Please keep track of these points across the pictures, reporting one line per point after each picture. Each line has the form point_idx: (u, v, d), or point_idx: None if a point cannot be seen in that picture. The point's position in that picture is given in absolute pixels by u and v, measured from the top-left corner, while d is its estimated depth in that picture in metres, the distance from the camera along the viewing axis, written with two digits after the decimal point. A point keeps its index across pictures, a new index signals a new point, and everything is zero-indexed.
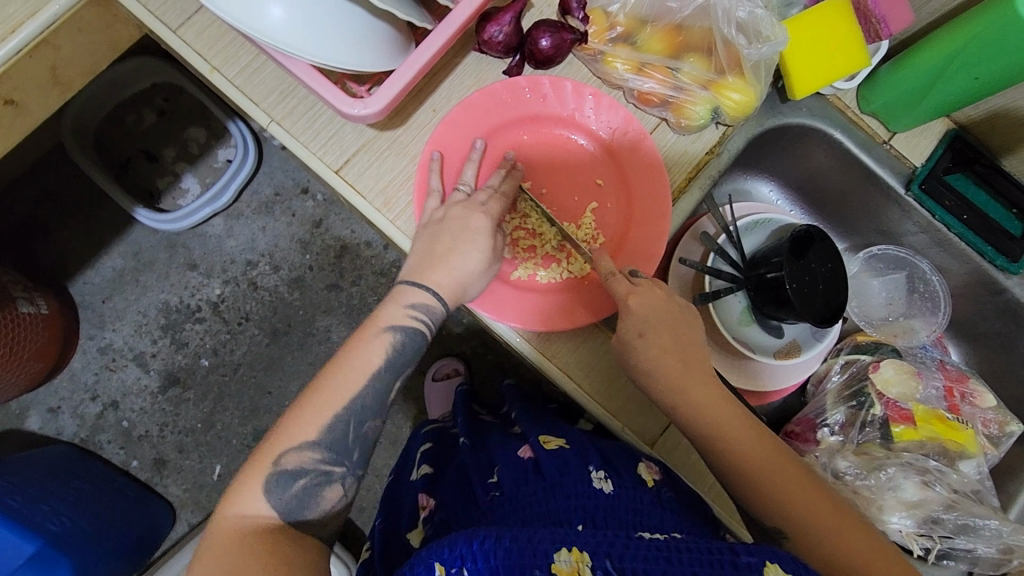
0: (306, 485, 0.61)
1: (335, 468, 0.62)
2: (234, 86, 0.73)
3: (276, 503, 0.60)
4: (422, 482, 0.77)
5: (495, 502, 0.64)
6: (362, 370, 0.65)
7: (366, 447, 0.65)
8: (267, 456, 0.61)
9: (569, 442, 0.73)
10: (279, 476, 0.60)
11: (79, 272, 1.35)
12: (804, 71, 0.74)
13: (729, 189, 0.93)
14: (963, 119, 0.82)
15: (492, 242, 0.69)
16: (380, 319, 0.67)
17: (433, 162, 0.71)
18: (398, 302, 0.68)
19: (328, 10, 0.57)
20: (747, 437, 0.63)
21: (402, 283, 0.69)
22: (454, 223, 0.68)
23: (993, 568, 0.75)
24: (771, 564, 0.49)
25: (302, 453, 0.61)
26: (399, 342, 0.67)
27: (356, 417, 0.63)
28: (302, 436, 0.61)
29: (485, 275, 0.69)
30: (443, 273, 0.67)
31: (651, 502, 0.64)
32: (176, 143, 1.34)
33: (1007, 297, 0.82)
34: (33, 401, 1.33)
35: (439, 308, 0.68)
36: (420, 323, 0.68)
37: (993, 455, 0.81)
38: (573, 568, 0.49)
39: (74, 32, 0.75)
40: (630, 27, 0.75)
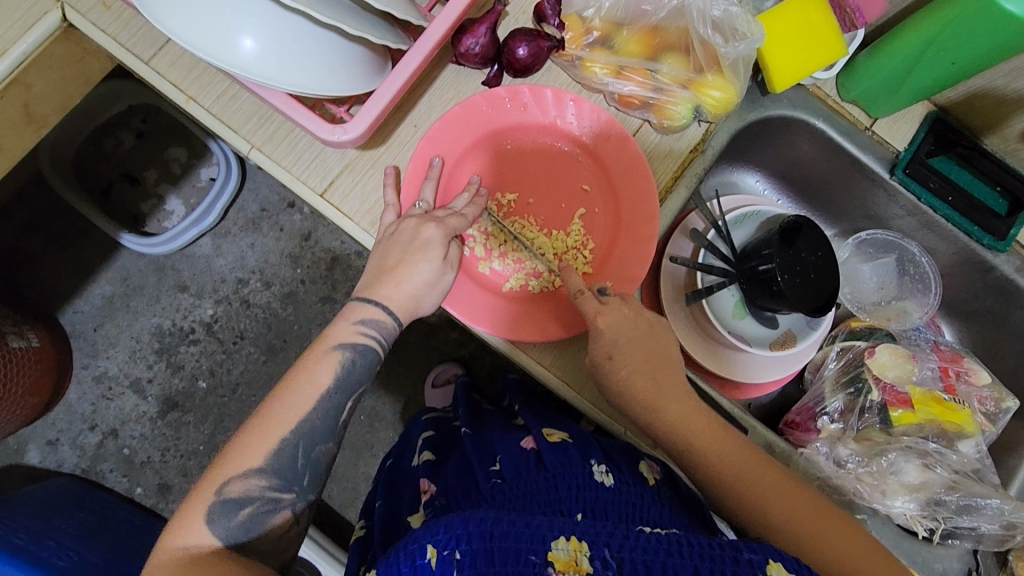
0: (252, 513, 0.59)
1: (284, 495, 0.60)
2: (211, 114, 0.73)
3: (219, 532, 0.58)
4: (424, 469, 0.75)
5: (495, 488, 0.63)
6: (310, 390, 0.62)
7: (318, 472, 0.63)
8: (210, 484, 0.59)
9: (572, 436, 0.72)
10: (223, 506, 0.58)
11: (69, 302, 1.34)
12: (783, 63, 0.74)
13: (716, 183, 0.93)
14: (943, 101, 0.82)
15: (445, 251, 0.67)
16: (329, 338, 0.65)
17: (387, 178, 0.71)
18: (347, 318, 0.66)
19: (298, 36, 0.56)
20: (727, 445, 0.63)
21: (353, 299, 0.67)
22: (405, 234, 0.67)
23: (996, 544, 0.76)
24: (775, 563, 0.49)
25: (247, 481, 0.59)
26: (349, 360, 0.64)
27: (305, 441, 0.61)
28: (246, 463, 0.59)
29: (438, 287, 0.67)
30: (392, 287, 0.66)
31: (652, 498, 0.65)
32: (157, 164, 1.33)
33: (997, 275, 0.82)
34: (31, 435, 1.32)
35: (390, 322, 0.66)
36: (370, 339, 0.65)
37: (991, 432, 0.82)
38: (570, 557, 0.49)
39: (44, 67, 0.73)
40: (606, 30, 0.74)
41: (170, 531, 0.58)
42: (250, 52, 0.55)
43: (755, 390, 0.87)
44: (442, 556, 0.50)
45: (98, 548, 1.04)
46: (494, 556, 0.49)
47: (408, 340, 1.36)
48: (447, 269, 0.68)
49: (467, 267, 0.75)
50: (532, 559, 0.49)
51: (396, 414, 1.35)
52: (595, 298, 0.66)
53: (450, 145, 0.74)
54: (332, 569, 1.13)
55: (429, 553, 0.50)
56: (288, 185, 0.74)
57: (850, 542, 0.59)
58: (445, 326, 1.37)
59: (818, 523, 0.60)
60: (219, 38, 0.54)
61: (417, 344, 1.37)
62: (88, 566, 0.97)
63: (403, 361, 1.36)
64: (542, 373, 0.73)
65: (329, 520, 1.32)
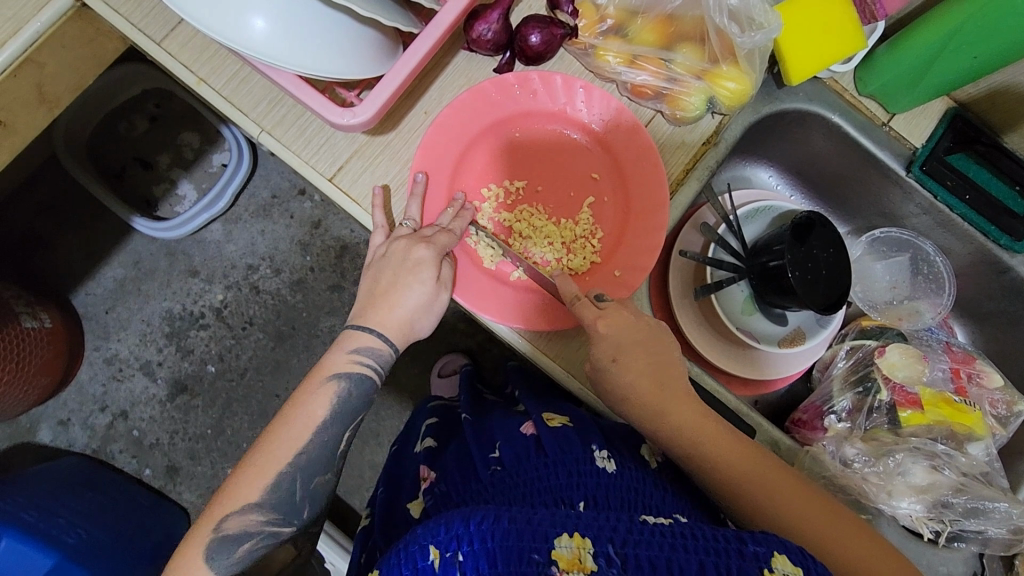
0: (250, 548, 0.61)
1: (282, 529, 0.62)
2: (221, 97, 0.73)
3: (219, 568, 0.60)
4: (425, 455, 0.76)
5: (494, 477, 0.63)
6: (305, 424, 0.63)
7: (317, 502, 0.64)
8: (210, 520, 0.60)
9: (572, 420, 0.72)
10: (222, 543, 0.60)
11: (81, 283, 1.35)
12: (799, 55, 0.72)
13: (728, 177, 0.92)
14: (963, 97, 0.81)
15: (436, 272, 0.68)
16: (324, 368, 0.66)
17: (377, 198, 0.71)
18: (342, 347, 0.66)
19: (307, 20, 0.56)
20: (730, 443, 0.63)
21: (348, 327, 0.68)
22: (396, 258, 0.68)
23: (1003, 548, 0.75)
24: (780, 555, 0.49)
25: (244, 517, 0.60)
26: (344, 390, 0.65)
27: (303, 474, 0.62)
28: (245, 498, 0.61)
29: (432, 309, 0.68)
30: (385, 311, 0.67)
31: (653, 483, 0.64)
32: (169, 149, 1.34)
33: (1012, 276, 0.81)
34: (43, 414, 1.33)
35: (386, 350, 0.67)
36: (367, 368, 0.66)
37: (1002, 436, 0.81)
38: (573, 554, 0.48)
39: (58, 48, 0.74)
40: (620, 18, 0.73)
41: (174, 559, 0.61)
42: (260, 32, 0.55)
43: (765, 386, 0.86)
44: (444, 558, 0.50)
45: (105, 526, 1.06)
46: (495, 559, 0.49)
47: None
48: (442, 289, 0.69)
49: (471, 255, 0.74)
50: (535, 557, 0.48)
51: (402, 403, 1.36)
52: (592, 306, 0.66)
53: (457, 132, 0.73)
54: (337, 556, 1.14)
55: (433, 554, 0.50)
56: (298, 170, 0.74)
57: (855, 539, 0.59)
58: (452, 316, 1.37)
59: (827, 519, 0.59)
60: (230, 18, 0.54)
61: (424, 334, 1.37)
62: (95, 545, 0.99)
63: (410, 351, 1.36)
64: (546, 363, 0.73)
65: (334, 507, 1.33)
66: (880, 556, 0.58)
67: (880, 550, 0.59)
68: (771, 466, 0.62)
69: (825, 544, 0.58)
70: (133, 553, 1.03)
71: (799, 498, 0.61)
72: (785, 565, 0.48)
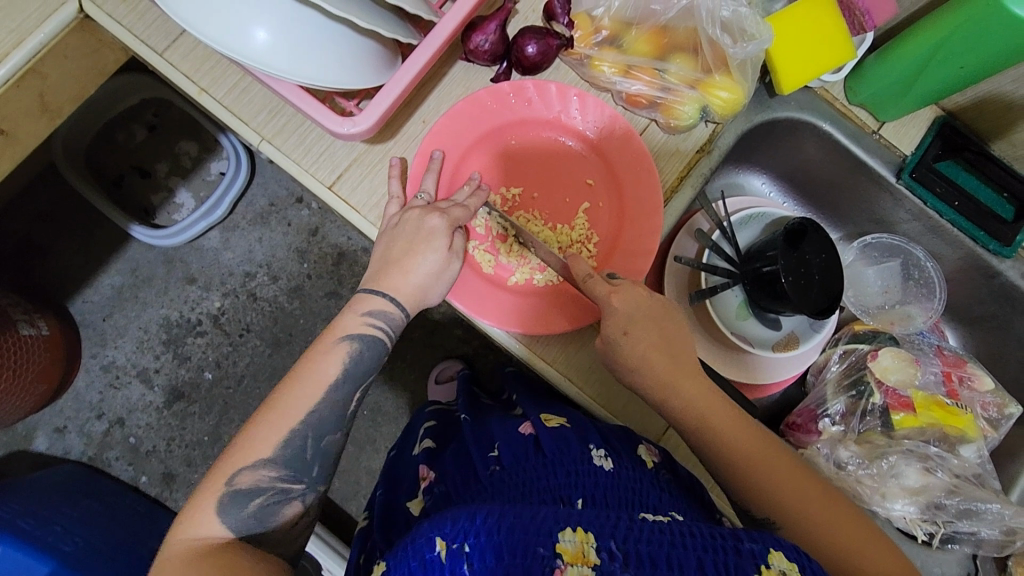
0: (262, 504, 0.59)
1: (294, 486, 0.60)
2: (222, 107, 0.74)
3: (231, 523, 0.57)
4: (424, 457, 0.77)
5: (494, 476, 0.64)
6: (318, 381, 0.63)
7: (327, 463, 0.63)
8: (221, 474, 0.58)
9: (569, 421, 0.73)
10: (234, 497, 0.58)
11: (79, 291, 1.36)
12: (790, 65, 0.74)
13: (722, 184, 0.94)
14: (951, 106, 0.82)
15: (448, 242, 0.69)
16: (336, 328, 0.65)
17: (393, 169, 0.72)
18: (355, 309, 0.66)
19: (309, 31, 0.57)
20: (738, 432, 0.63)
21: (360, 291, 0.68)
22: (410, 227, 0.68)
23: (996, 549, 0.76)
24: (776, 552, 0.49)
25: (257, 472, 0.59)
26: (357, 351, 0.65)
27: (314, 433, 0.61)
28: (256, 454, 0.59)
29: (444, 278, 0.69)
30: (399, 277, 0.67)
31: (650, 482, 0.65)
32: (168, 157, 1.35)
33: (1002, 281, 0.82)
34: (39, 422, 1.33)
35: (397, 313, 0.67)
36: (378, 330, 0.66)
37: (994, 438, 0.82)
38: (577, 549, 0.49)
39: (61, 58, 0.75)
40: (615, 29, 0.75)
41: (180, 522, 0.58)
42: (263, 43, 0.56)
43: (759, 391, 0.87)
44: (451, 548, 0.50)
45: (101, 534, 1.05)
46: (502, 553, 0.49)
47: (412, 337, 1.37)
48: (453, 258, 0.69)
49: (469, 263, 0.75)
50: (540, 552, 0.49)
51: (399, 409, 1.36)
52: (605, 283, 0.67)
53: (454, 140, 0.74)
54: (334, 563, 1.14)
55: (439, 546, 0.51)
56: (297, 178, 0.75)
57: (859, 538, 0.59)
58: (449, 323, 1.38)
59: (827, 514, 0.60)
60: (234, 29, 0.55)
61: (421, 341, 1.38)
62: (93, 551, 0.99)
63: (407, 358, 1.37)
64: (543, 368, 0.74)
65: (331, 513, 1.33)
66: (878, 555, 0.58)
67: (879, 546, 0.59)
68: (775, 458, 0.63)
69: (830, 543, 0.59)
70: (129, 561, 1.03)
71: (801, 490, 0.61)
72: (781, 562, 0.49)
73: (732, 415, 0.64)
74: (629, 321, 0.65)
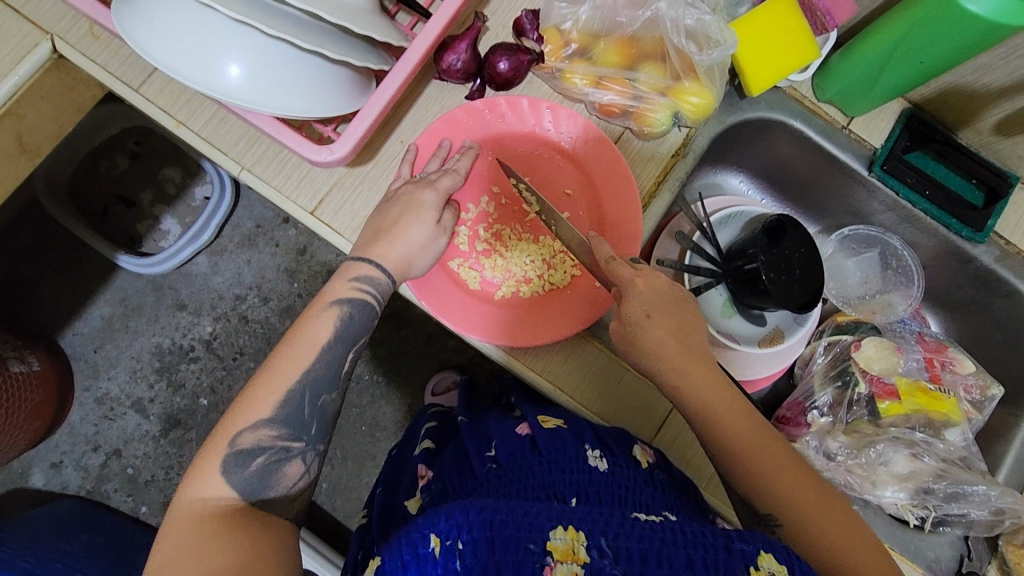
0: (264, 463, 0.59)
1: (294, 444, 0.61)
2: (201, 138, 0.74)
3: (236, 484, 0.58)
4: (422, 457, 0.78)
5: (491, 473, 0.65)
6: (311, 344, 0.64)
7: (325, 422, 0.64)
8: (223, 437, 0.59)
9: (566, 421, 0.73)
10: (237, 457, 0.59)
11: (69, 324, 1.36)
12: (757, 67, 0.75)
13: (700, 185, 0.95)
14: (917, 98, 0.84)
15: (436, 217, 0.70)
16: (326, 295, 0.66)
17: (408, 153, 0.73)
18: (343, 276, 0.67)
19: (283, 63, 0.57)
20: (737, 420, 0.64)
21: (349, 259, 0.69)
22: (401, 200, 0.70)
23: (986, 530, 0.78)
24: (766, 554, 0.50)
25: (257, 432, 0.60)
26: (347, 314, 0.66)
27: (310, 391, 0.62)
28: (257, 414, 0.60)
29: (430, 249, 0.70)
30: (386, 245, 0.67)
31: (644, 481, 0.66)
32: (152, 184, 1.35)
33: (977, 265, 0.84)
34: (35, 458, 1.33)
35: (384, 279, 0.67)
36: (367, 294, 0.66)
37: (978, 420, 0.83)
38: (567, 546, 0.50)
39: (37, 99, 0.75)
40: (584, 42, 0.76)
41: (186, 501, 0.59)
42: (236, 79, 0.57)
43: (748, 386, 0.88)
44: (444, 545, 0.51)
45: (102, 568, 1.05)
46: (494, 544, 0.50)
47: (406, 351, 1.38)
48: (440, 233, 0.70)
49: (455, 280, 0.77)
50: (531, 547, 0.50)
51: (397, 423, 1.37)
52: (627, 266, 0.67)
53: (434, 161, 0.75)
54: None
55: (433, 542, 0.51)
56: (279, 204, 0.76)
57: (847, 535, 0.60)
58: (442, 334, 1.38)
59: (820, 501, 0.61)
60: (206, 67, 0.56)
61: (415, 354, 1.38)
62: None
63: (402, 372, 1.38)
64: (532, 377, 0.75)
65: (334, 531, 1.34)
66: (865, 547, 0.59)
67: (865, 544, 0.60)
68: (771, 444, 0.64)
69: (816, 541, 0.60)
70: None
71: (794, 478, 0.62)
72: (770, 563, 0.50)
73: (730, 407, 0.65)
74: (625, 313, 0.66)
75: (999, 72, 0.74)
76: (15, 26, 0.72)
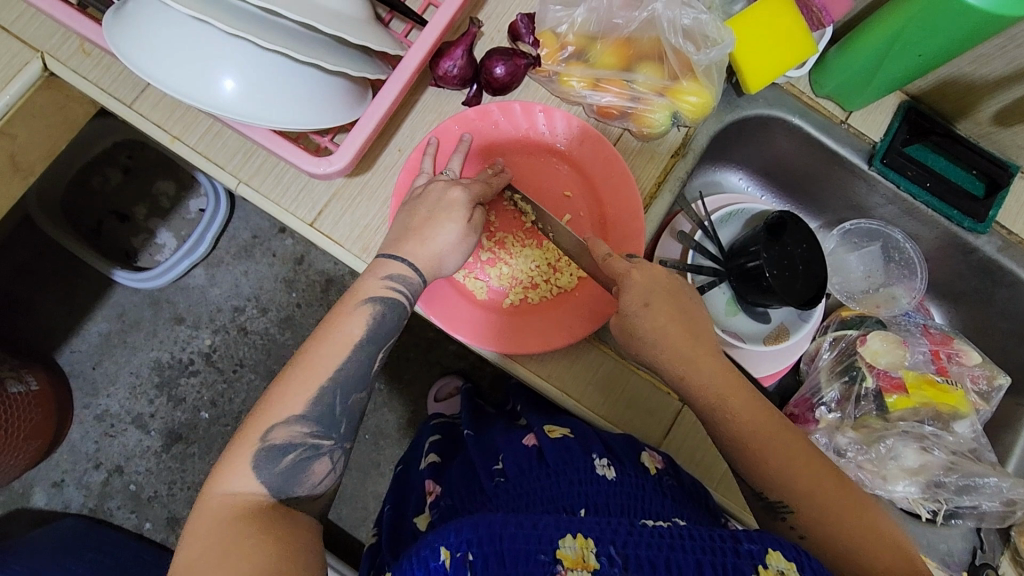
0: (296, 460, 0.58)
1: (325, 441, 0.60)
2: (196, 153, 0.74)
3: (266, 479, 0.57)
4: (431, 472, 0.77)
5: (499, 488, 0.65)
6: (343, 342, 0.62)
7: (354, 421, 0.63)
8: (253, 431, 0.58)
9: (573, 431, 0.73)
10: (269, 452, 0.57)
11: (66, 342, 1.35)
12: (755, 65, 0.75)
13: (699, 184, 0.95)
14: (915, 91, 0.83)
15: (469, 215, 0.69)
16: (358, 293, 0.64)
17: (428, 146, 0.72)
18: (375, 273, 0.65)
19: (280, 76, 0.57)
20: (755, 414, 0.63)
21: (379, 256, 0.67)
22: (407, 208, 0.69)
23: (999, 521, 0.77)
24: (774, 552, 0.50)
25: (290, 428, 0.58)
26: (380, 313, 0.64)
27: (343, 390, 0.61)
28: (289, 410, 0.59)
29: (460, 249, 0.68)
30: (418, 243, 0.66)
31: (653, 489, 0.65)
32: (146, 199, 1.34)
33: (980, 256, 0.84)
34: (36, 478, 1.32)
35: (416, 278, 0.66)
36: (401, 294, 0.65)
37: (986, 410, 0.83)
38: (577, 554, 0.50)
39: (29, 118, 0.74)
40: (580, 44, 0.75)
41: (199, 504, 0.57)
42: (232, 93, 0.56)
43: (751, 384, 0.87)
44: (454, 558, 0.50)
45: None
46: (504, 558, 0.50)
47: (408, 357, 1.37)
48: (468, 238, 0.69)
49: (461, 291, 0.76)
50: (542, 558, 0.50)
51: (401, 431, 1.36)
52: (624, 260, 0.67)
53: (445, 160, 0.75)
54: None
55: (443, 555, 0.50)
56: (278, 217, 0.75)
57: (861, 528, 0.59)
58: (443, 340, 1.37)
59: (837, 501, 0.60)
60: (202, 83, 0.55)
61: (417, 361, 1.37)
62: None
63: (405, 378, 1.37)
64: (540, 385, 0.75)
65: (341, 541, 1.33)
66: (883, 543, 0.58)
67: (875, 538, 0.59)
68: (789, 439, 0.63)
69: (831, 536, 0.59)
70: None
71: (814, 476, 0.61)
72: (779, 562, 0.49)
73: (743, 401, 0.64)
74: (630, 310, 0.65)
75: (996, 63, 0.73)
76: (3, 46, 0.71)
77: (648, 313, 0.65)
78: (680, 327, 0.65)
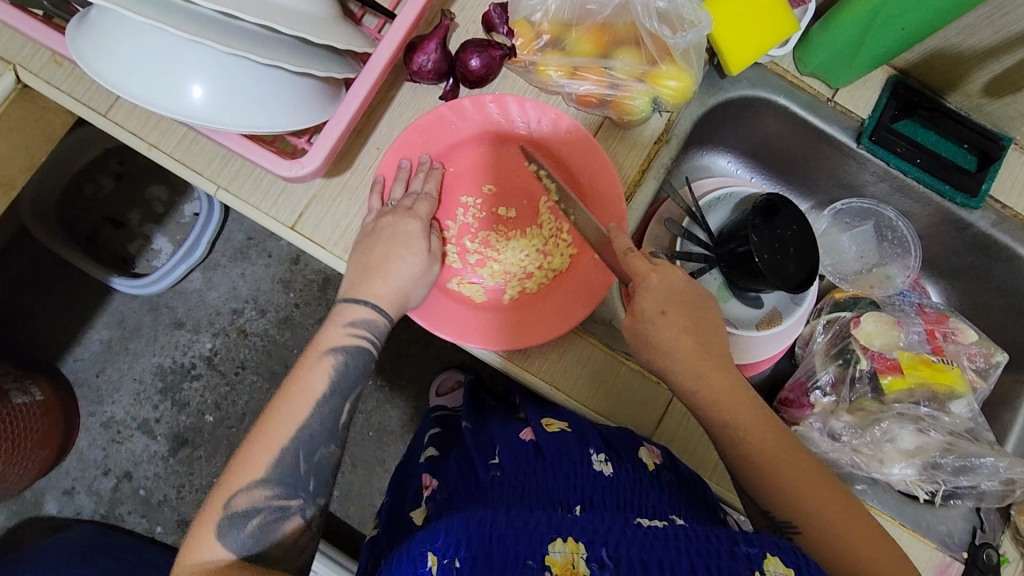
0: (260, 524, 0.60)
1: (291, 502, 0.62)
2: (174, 160, 0.73)
3: (232, 546, 0.59)
4: (428, 466, 0.77)
5: (494, 480, 0.65)
6: (306, 397, 0.64)
7: (323, 475, 0.64)
8: (219, 498, 0.60)
9: (571, 425, 0.72)
10: (232, 520, 0.60)
11: (68, 351, 1.36)
12: (736, 47, 0.73)
13: (687, 169, 0.94)
14: (902, 64, 0.82)
15: (426, 245, 0.71)
16: (321, 344, 0.66)
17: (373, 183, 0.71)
18: (337, 321, 0.67)
19: (247, 80, 0.56)
20: (749, 416, 0.63)
21: (342, 301, 0.68)
22: (386, 232, 0.69)
23: (998, 500, 0.77)
24: (772, 557, 0.48)
25: (252, 492, 0.60)
26: (343, 363, 0.66)
27: (305, 448, 0.62)
28: (252, 475, 0.61)
29: (425, 280, 0.70)
30: (381, 283, 0.67)
31: (649, 482, 0.65)
32: (139, 204, 1.34)
33: (974, 232, 0.82)
34: (47, 487, 1.34)
35: (379, 319, 0.67)
36: (363, 339, 0.67)
37: (983, 388, 0.82)
38: (567, 559, 0.48)
39: (6, 130, 0.74)
40: (556, 32, 0.73)
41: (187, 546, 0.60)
42: (199, 100, 0.55)
43: (750, 369, 0.86)
44: (442, 563, 0.49)
45: None
46: (493, 558, 0.48)
47: (409, 353, 1.37)
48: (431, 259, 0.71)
49: (444, 289, 0.76)
50: (530, 564, 0.48)
51: (404, 425, 1.37)
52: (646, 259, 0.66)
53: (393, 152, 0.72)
54: None
55: (430, 560, 0.49)
56: (259, 222, 0.75)
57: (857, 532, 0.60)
58: None
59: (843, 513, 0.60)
60: (168, 91, 0.54)
61: (417, 356, 1.37)
62: None
63: (406, 374, 1.37)
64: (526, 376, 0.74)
65: (350, 538, 1.34)
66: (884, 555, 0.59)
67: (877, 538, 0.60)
68: (792, 450, 0.63)
69: (836, 543, 0.59)
70: None
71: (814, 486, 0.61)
72: (777, 567, 0.47)
73: (741, 406, 0.64)
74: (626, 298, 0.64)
75: (983, 33, 0.71)
76: None
77: (663, 319, 0.64)
78: (670, 318, 0.64)
